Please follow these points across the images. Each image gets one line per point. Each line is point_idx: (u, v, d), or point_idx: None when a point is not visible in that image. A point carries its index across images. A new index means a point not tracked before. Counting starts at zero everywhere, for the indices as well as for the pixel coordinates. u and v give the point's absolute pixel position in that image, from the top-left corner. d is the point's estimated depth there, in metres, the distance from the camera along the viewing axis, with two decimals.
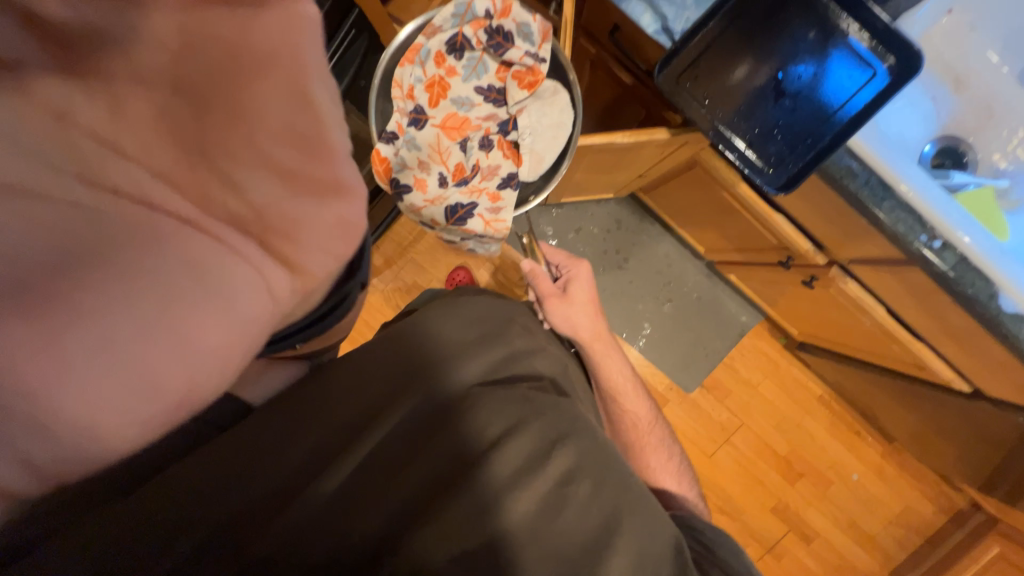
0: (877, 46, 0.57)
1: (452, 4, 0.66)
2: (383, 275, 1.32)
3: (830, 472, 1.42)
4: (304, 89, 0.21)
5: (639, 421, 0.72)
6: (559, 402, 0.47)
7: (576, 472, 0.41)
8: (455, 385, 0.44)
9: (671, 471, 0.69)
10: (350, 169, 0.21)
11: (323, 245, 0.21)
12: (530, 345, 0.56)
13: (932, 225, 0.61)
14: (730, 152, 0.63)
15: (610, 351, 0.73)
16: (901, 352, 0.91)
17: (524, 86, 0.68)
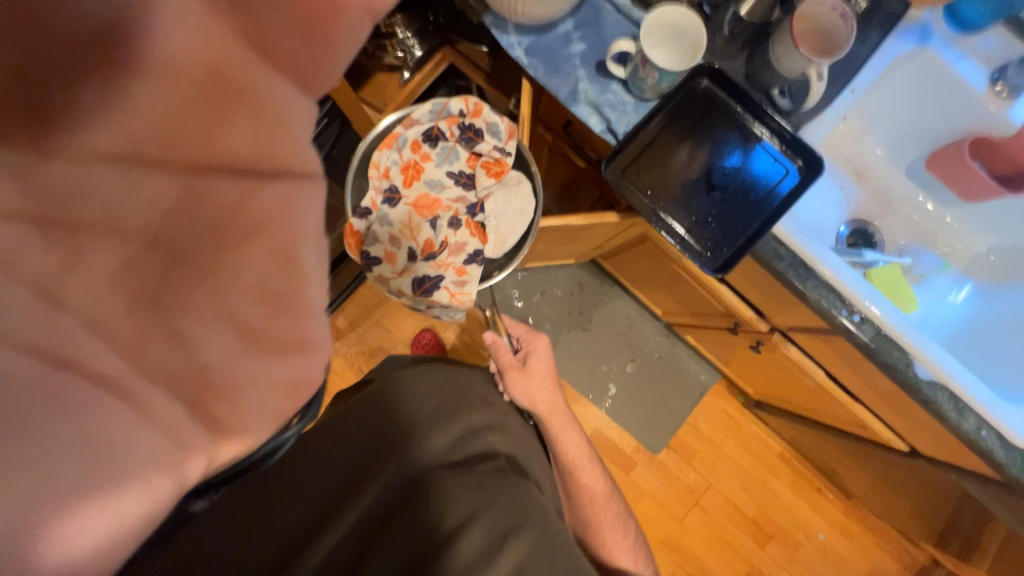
0: (786, 150, 0.68)
1: (429, 102, 0.73)
2: (347, 338, 1.30)
3: (796, 532, 1.42)
4: (290, 251, 0.23)
5: (597, 495, 0.72)
6: (512, 486, 0.51)
7: (528, 563, 0.43)
8: (417, 464, 0.49)
9: (625, 547, 0.71)
10: (319, 326, 0.25)
11: (267, 410, 0.23)
12: (485, 421, 0.60)
13: (847, 300, 0.68)
14: (671, 236, 0.68)
15: (568, 426, 0.73)
16: (843, 412, 0.97)
17: (490, 175, 0.73)
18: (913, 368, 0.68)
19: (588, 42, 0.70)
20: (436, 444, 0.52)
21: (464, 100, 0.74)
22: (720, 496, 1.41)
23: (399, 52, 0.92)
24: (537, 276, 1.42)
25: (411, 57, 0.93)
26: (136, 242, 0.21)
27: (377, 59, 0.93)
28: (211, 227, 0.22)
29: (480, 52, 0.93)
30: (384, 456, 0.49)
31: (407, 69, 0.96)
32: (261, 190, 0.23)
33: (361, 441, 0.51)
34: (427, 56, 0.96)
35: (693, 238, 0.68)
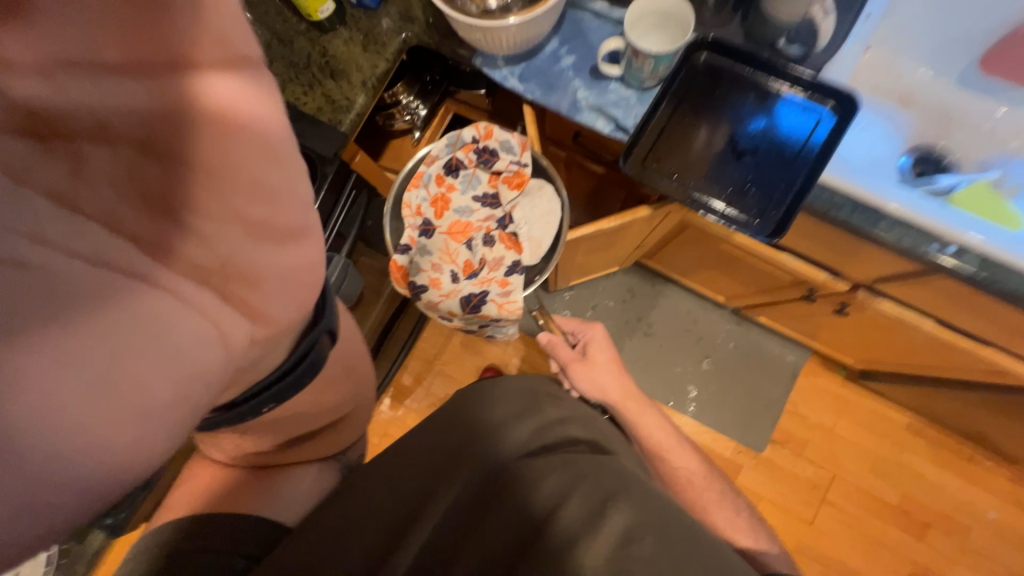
0: (813, 95, 0.64)
1: (443, 137, 0.76)
2: (415, 393, 1.33)
3: (958, 514, 1.21)
4: (270, 138, 0.17)
5: (693, 475, 0.66)
6: (602, 465, 0.49)
7: (634, 530, 0.41)
8: (503, 457, 0.49)
9: (742, 527, 0.61)
10: (308, 214, 0.20)
11: (285, 298, 0.20)
12: (564, 413, 0.59)
13: (934, 234, 0.60)
14: (712, 215, 0.65)
15: (645, 410, 0.71)
16: (972, 361, 0.84)
17: (513, 187, 0.76)
18: None
19: (577, 53, 0.71)
20: (516, 438, 0.51)
21: (477, 127, 0.76)
22: (850, 486, 1.25)
23: (407, 116, 0.99)
24: (584, 291, 1.39)
25: (418, 117, 1.00)
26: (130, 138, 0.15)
27: (389, 128, 1.01)
28: (197, 119, 0.16)
29: (479, 95, 0.98)
30: (468, 462, 0.48)
31: (418, 128, 1.02)
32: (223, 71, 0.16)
33: (441, 448, 0.51)
34: (432, 112, 1.02)
35: (735, 210, 0.65)
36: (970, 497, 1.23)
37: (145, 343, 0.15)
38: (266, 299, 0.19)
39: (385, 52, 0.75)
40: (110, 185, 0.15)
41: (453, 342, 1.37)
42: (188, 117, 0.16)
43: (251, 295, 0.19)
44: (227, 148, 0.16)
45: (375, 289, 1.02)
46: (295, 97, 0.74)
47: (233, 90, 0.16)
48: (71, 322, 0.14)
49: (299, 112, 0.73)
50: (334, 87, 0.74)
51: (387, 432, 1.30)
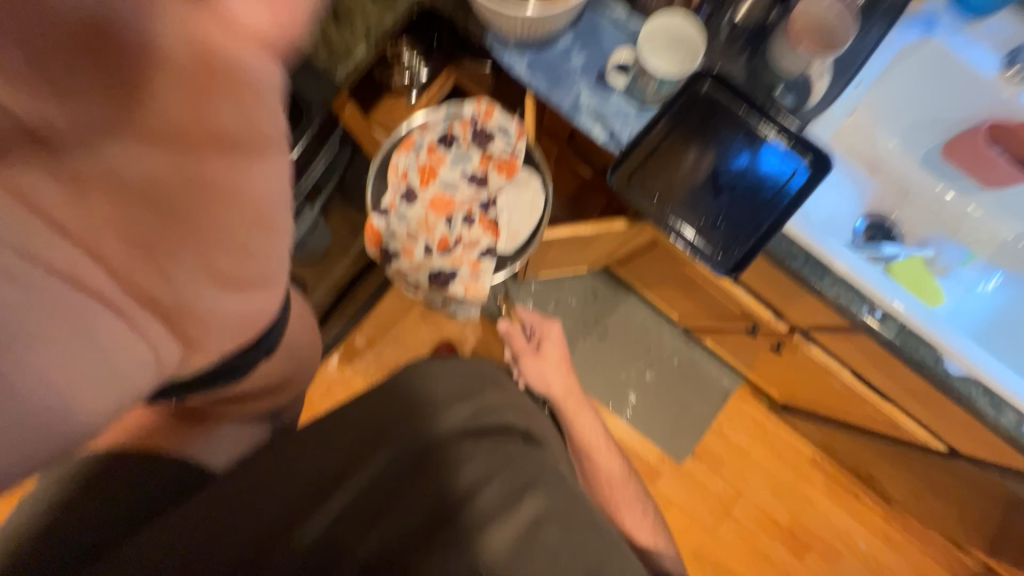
0: (796, 147, 0.67)
1: (443, 106, 0.75)
2: (366, 356, 1.32)
3: (836, 541, 1.36)
4: (256, 218, 0.29)
5: (614, 478, 0.71)
6: (529, 452, 0.52)
7: (545, 516, 0.45)
8: (436, 434, 0.50)
9: (646, 528, 0.69)
10: (261, 270, 0.33)
11: (218, 329, 0.32)
12: (505, 399, 0.60)
13: (868, 296, 0.67)
14: (682, 241, 0.69)
15: (582, 409, 0.74)
16: (874, 412, 0.94)
17: (503, 174, 0.75)
18: (944, 365, 0.66)
19: (588, 55, 0.71)
20: (452, 416, 0.53)
21: (479, 105, 0.75)
22: (751, 503, 1.37)
23: (406, 74, 0.97)
24: (550, 286, 1.42)
25: (417, 79, 0.98)
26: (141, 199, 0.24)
27: (385, 83, 0.99)
28: (198, 190, 0.26)
29: (484, 71, 0.97)
30: (406, 434, 0.50)
31: (415, 91, 0.99)
32: (250, 172, 0.27)
33: (383, 410, 0.53)
34: (432, 78, 0.99)
35: (704, 240, 0.68)
36: (847, 527, 1.38)
37: (105, 351, 0.25)
38: (208, 330, 0.31)
39: (396, 7, 0.72)
40: (107, 229, 0.24)
41: (413, 313, 1.36)
42: (200, 197, 0.26)
43: (192, 328, 0.30)
44: (219, 219, 0.27)
45: (342, 247, 1.00)
46: None
47: (248, 181, 0.28)
48: (69, 327, 0.23)
49: None
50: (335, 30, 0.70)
51: (331, 390, 1.29)
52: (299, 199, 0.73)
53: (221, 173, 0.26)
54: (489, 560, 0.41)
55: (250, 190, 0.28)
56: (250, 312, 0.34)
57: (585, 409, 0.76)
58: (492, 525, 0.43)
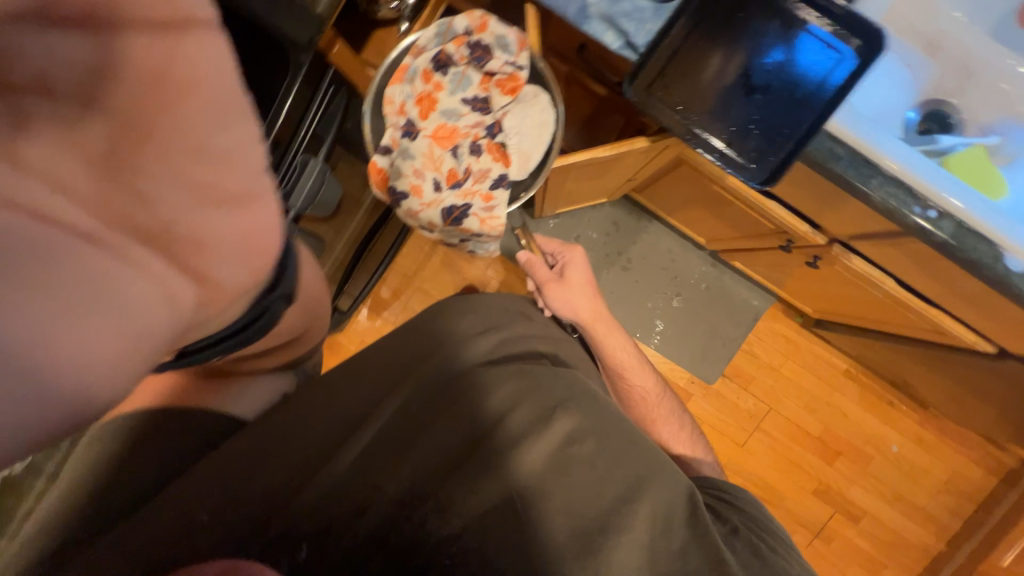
0: (839, 30, 0.58)
1: (433, 24, 0.68)
2: (393, 307, 1.34)
3: (868, 446, 1.39)
4: (228, 98, 0.21)
5: (648, 394, 0.73)
6: (557, 374, 0.54)
7: (579, 434, 0.47)
8: (463, 367, 0.53)
9: (682, 439, 0.70)
10: (260, 180, 0.25)
11: (234, 265, 0.26)
12: (530, 330, 0.62)
13: (919, 194, 0.61)
14: (710, 154, 0.63)
15: (612, 330, 0.74)
16: (917, 319, 0.90)
17: (505, 93, 0.70)
18: (1003, 263, 0.60)
19: None
20: (479, 348, 0.55)
21: (471, 17, 0.68)
22: (782, 417, 1.40)
23: (394, 2, 0.86)
24: (569, 220, 1.38)
25: (406, 6, 0.87)
26: (70, 91, 0.18)
27: (373, 14, 0.89)
28: (140, 63, 0.19)
29: None
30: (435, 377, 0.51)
31: (405, 20, 0.90)
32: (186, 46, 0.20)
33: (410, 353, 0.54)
34: (422, 0, 0.90)
35: (734, 150, 0.63)
36: (881, 433, 1.40)
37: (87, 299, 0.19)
38: (215, 260, 0.24)
39: None
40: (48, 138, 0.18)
41: (433, 261, 1.36)
42: (124, 71, 0.19)
43: (193, 258, 0.23)
44: (184, 113, 0.20)
45: (353, 199, 0.98)
46: None
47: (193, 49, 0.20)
48: (8, 272, 0.17)
49: None
50: None
51: (364, 342, 1.33)
52: (300, 153, 0.69)
53: (160, 46, 0.19)
54: (530, 473, 0.44)
55: (193, 71, 0.20)
56: (257, 230, 0.26)
57: (616, 330, 0.75)
58: (529, 443, 0.46)
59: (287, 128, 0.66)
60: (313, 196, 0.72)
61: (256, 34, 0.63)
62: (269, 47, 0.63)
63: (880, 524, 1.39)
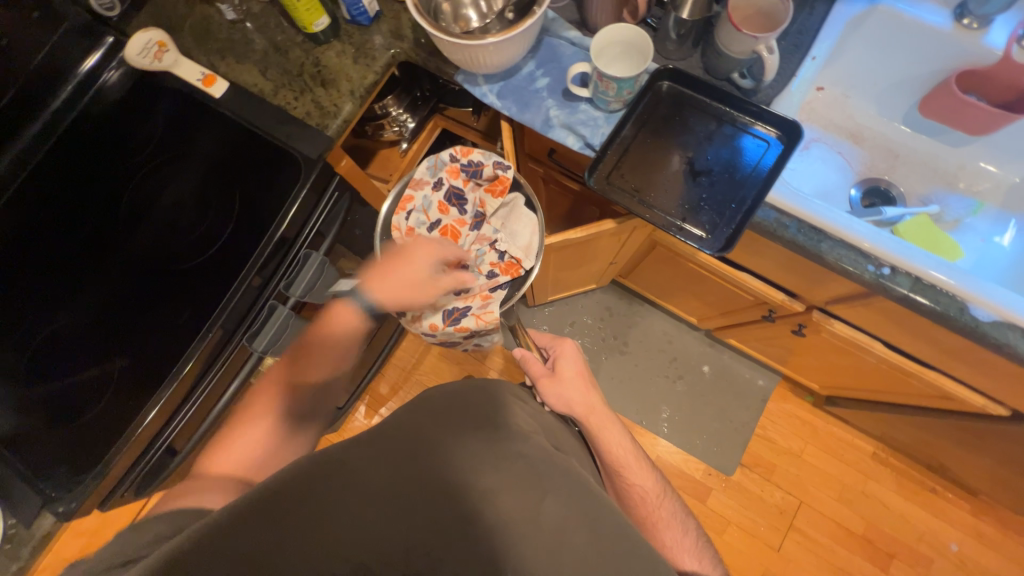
0: (763, 125, 0.70)
1: (426, 160, 0.74)
2: (391, 402, 1.33)
3: (923, 546, 1.22)
4: None
5: (648, 494, 0.68)
6: (551, 455, 0.51)
7: (566, 519, 0.45)
8: (455, 449, 0.49)
9: (688, 548, 0.64)
10: None
11: None
12: (521, 412, 0.58)
13: (872, 255, 0.65)
14: (670, 228, 0.69)
15: (608, 423, 0.70)
16: (922, 386, 0.87)
17: (496, 196, 0.75)
18: (970, 313, 0.62)
19: (551, 75, 0.76)
20: (466, 434, 0.50)
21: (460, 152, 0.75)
22: (817, 513, 1.26)
23: (395, 127, 1.05)
24: (562, 309, 1.43)
25: (406, 129, 1.06)
26: None
27: (378, 138, 1.06)
28: None
29: (467, 113, 1.06)
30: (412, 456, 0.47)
31: (405, 140, 1.07)
32: None
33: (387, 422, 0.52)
34: (419, 126, 1.07)
35: (690, 224, 0.69)
36: (934, 529, 1.24)
37: None
38: None
39: (374, 66, 0.80)
40: None
41: (431, 353, 1.38)
42: None
43: None
44: None
45: None
46: (287, 101, 0.78)
47: None
48: None
49: (289, 116, 0.77)
50: (323, 94, 0.79)
51: None
52: (305, 247, 0.76)
53: None
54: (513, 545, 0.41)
55: None
56: None
57: (613, 424, 0.71)
58: (509, 509, 0.44)
59: (293, 225, 0.74)
60: (314, 285, 0.76)
61: (274, 154, 0.76)
62: (284, 162, 0.76)
63: None
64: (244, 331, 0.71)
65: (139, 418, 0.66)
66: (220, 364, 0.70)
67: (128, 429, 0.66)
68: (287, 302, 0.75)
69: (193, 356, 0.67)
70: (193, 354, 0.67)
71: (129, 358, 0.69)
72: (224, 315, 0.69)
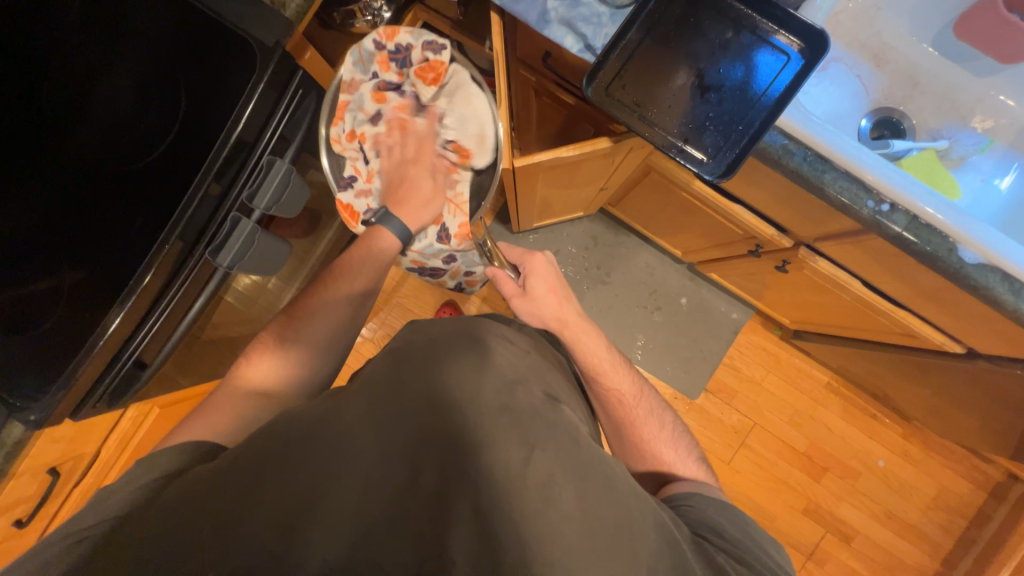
0: (786, 37, 0.63)
1: (349, 56, 0.76)
2: (371, 324, 1.32)
3: (855, 462, 1.36)
4: None
5: (625, 394, 0.67)
6: (543, 408, 0.46)
7: (558, 475, 0.40)
8: (442, 394, 0.43)
9: (665, 440, 0.65)
10: None
11: None
12: (511, 356, 0.52)
13: (875, 189, 0.62)
14: (672, 151, 0.64)
15: (584, 332, 0.69)
16: (890, 324, 0.90)
17: (431, 81, 0.79)
18: (958, 254, 0.61)
19: None
20: (454, 375, 0.45)
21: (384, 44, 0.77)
22: (770, 435, 1.36)
23: (369, 17, 0.90)
24: (547, 236, 1.39)
25: (382, 20, 0.92)
26: None
27: (348, 28, 0.92)
28: None
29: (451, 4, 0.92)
30: (400, 395, 0.43)
31: (381, 34, 0.93)
32: None
33: (387, 360, 0.48)
34: (397, 17, 0.93)
35: (693, 147, 0.64)
36: (868, 448, 1.37)
37: None
38: None
39: None
40: None
41: (412, 277, 1.34)
42: None
43: None
44: None
45: (329, 211, 0.97)
46: None
47: None
48: None
49: None
50: None
51: (341, 361, 1.30)
52: (267, 154, 0.67)
53: None
54: (505, 473, 0.39)
55: None
56: None
57: (589, 326, 0.70)
58: (499, 465, 0.40)
59: (250, 130, 0.64)
60: (280, 199, 0.70)
61: (218, 42, 0.62)
62: (230, 45, 0.62)
63: (874, 545, 1.34)
64: (205, 243, 0.65)
65: (102, 328, 0.61)
66: (181, 282, 0.65)
67: (89, 340, 0.61)
68: (252, 215, 0.68)
69: (152, 269, 0.61)
70: (154, 263, 0.61)
71: (85, 272, 0.61)
72: (181, 229, 0.62)
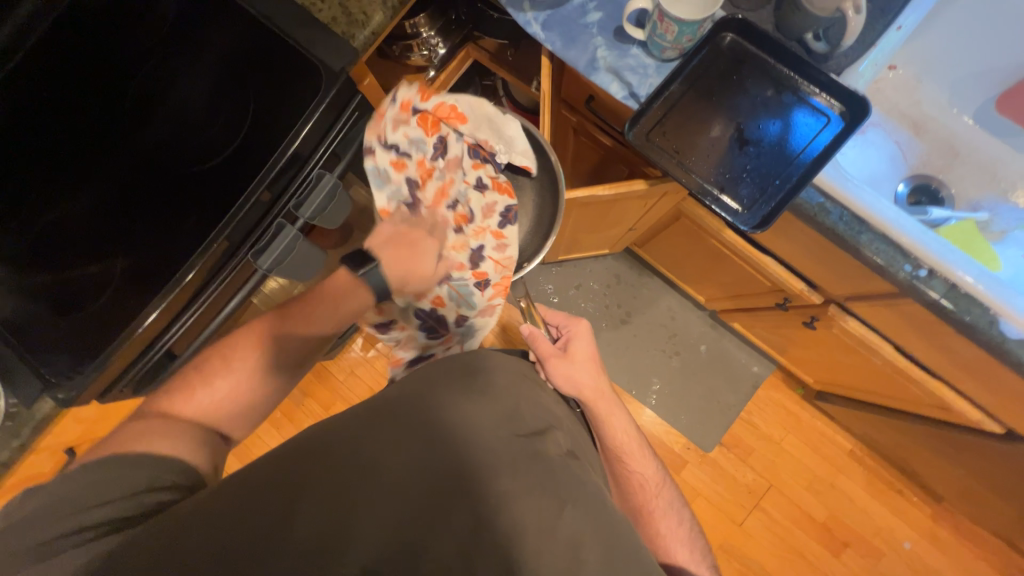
0: (828, 100, 0.64)
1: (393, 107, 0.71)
2: (387, 339, 1.33)
3: (877, 540, 1.27)
4: None
5: (647, 481, 0.66)
6: (568, 467, 0.45)
7: (585, 540, 0.39)
8: (471, 436, 0.44)
9: (682, 541, 0.64)
10: None
11: None
12: (537, 407, 0.52)
13: (915, 254, 0.61)
14: (709, 199, 0.65)
15: (616, 411, 0.67)
16: (921, 393, 0.86)
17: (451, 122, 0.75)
18: (998, 328, 0.60)
19: (604, 11, 0.71)
20: (484, 417, 0.46)
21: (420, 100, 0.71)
22: (786, 500, 1.29)
23: (425, 51, 0.97)
24: (571, 270, 1.40)
25: (436, 55, 0.98)
26: None
27: (404, 60, 0.98)
28: None
29: (502, 45, 0.97)
30: (432, 430, 0.43)
31: (433, 67, 1.00)
32: None
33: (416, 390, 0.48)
34: (450, 54, 1.00)
35: (729, 197, 0.65)
36: (892, 527, 1.28)
37: None
38: None
39: None
40: None
41: None
42: None
43: None
44: None
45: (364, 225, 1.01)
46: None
47: None
48: None
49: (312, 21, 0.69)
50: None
51: (353, 373, 1.30)
52: (318, 167, 0.70)
53: None
54: (526, 529, 0.39)
55: None
56: None
57: (619, 406, 0.69)
58: (525, 517, 0.40)
59: (308, 144, 0.67)
60: (323, 209, 0.72)
61: (290, 61, 0.66)
62: (304, 71, 0.66)
63: None
64: (249, 246, 0.68)
65: (140, 318, 0.62)
66: (219, 283, 0.67)
67: (127, 327, 0.62)
68: (296, 223, 0.71)
69: (197, 265, 0.62)
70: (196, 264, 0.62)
71: (135, 260, 0.61)
72: (229, 228, 0.63)
